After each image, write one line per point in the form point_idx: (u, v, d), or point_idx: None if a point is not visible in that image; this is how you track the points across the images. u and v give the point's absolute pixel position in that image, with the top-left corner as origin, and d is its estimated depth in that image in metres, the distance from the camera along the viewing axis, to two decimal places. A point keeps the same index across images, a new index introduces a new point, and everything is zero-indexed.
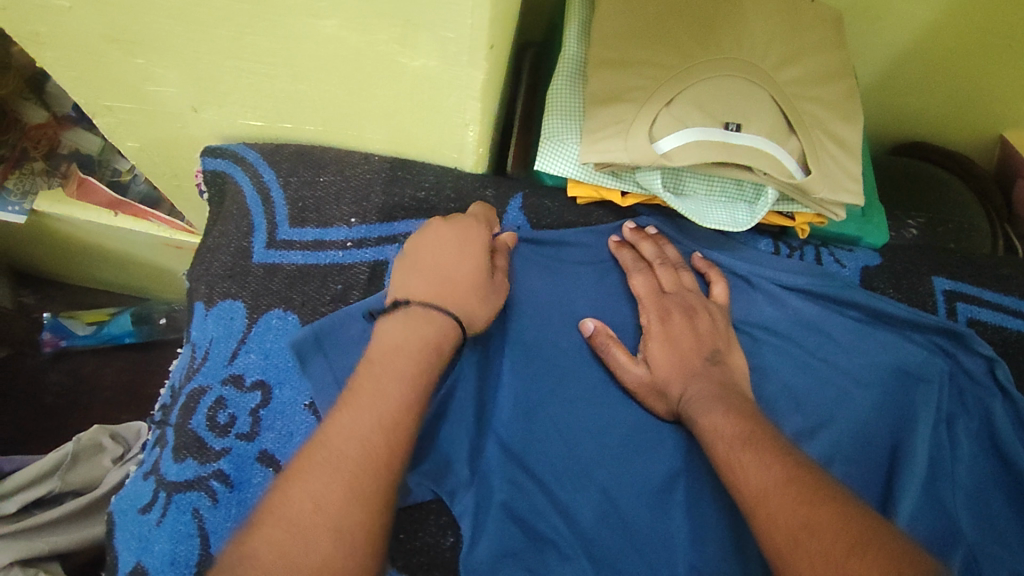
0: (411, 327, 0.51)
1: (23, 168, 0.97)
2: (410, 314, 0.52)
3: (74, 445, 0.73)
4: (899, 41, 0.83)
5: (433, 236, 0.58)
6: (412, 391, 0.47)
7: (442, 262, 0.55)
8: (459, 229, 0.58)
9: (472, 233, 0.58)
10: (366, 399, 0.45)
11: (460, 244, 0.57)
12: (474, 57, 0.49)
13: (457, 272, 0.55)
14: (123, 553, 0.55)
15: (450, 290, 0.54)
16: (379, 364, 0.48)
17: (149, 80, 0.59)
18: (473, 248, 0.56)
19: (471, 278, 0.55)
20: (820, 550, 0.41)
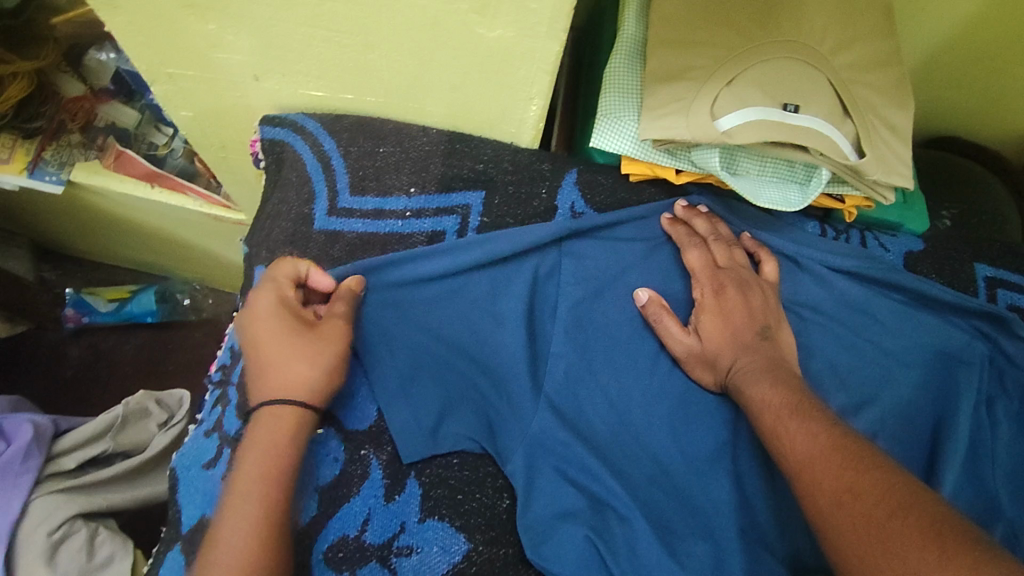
0: (265, 428, 0.51)
1: (59, 139, 0.91)
2: (263, 417, 0.51)
3: (124, 408, 0.76)
4: (939, 40, 0.81)
5: (252, 330, 0.55)
6: (275, 483, 0.49)
7: (265, 355, 0.53)
8: (270, 300, 0.56)
9: (282, 299, 0.56)
10: (240, 500, 0.48)
11: (266, 325, 0.54)
12: (552, 30, 0.51)
13: (274, 364, 0.53)
14: (187, 507, 0.56)
15: (293, 372, 0.52)
16: (250, 466, 0.49)
17: (216, 47, 0.58)
18: (281, 319, 0.54)
19: (297, 358, 0.53)
20: (863, 512, 0.42)
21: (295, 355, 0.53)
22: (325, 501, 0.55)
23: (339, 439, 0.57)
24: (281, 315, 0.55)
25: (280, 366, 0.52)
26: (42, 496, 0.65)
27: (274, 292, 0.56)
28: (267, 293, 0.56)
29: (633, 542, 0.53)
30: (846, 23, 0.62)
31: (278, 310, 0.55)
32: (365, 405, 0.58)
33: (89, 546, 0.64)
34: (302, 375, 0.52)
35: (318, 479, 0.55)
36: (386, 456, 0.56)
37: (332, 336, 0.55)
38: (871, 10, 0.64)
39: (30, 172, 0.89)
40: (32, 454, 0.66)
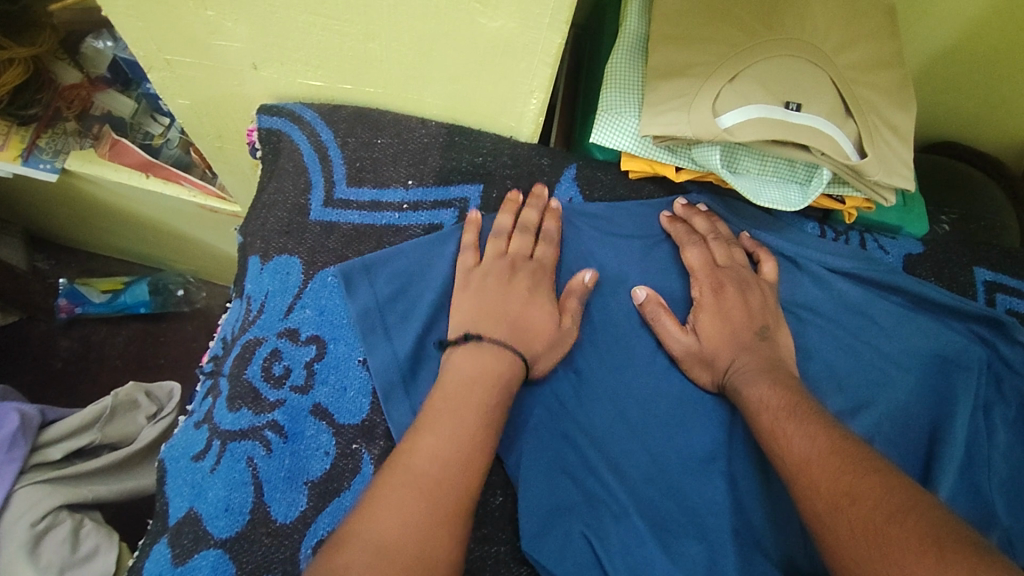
0: (484, 362, 0.54)
1: (54, 127, 0.91)
2: (488, 353, 0.54)
3: (112, 399, 0.75)
4: (938, 41, 0.78)
5: (449, 382, 0.53)
6: (496, 408, 0.52)
7: (511, 305, 0.57)
8: (475, 366, 0.53)
9: (490, 367, 0.53)
10: (458, 412, 0.50)
11: (528, 296, 0.58)
12: (555, 21, 0.50)
13: (537, 323, 0.57)
14: (175, 499, 0.55)
15: (493, 324, 0.56)
16: (474, 387, 0.52)
17: (216, 33, 0.57)
18: (494, 391, 0.52)
19: (552, 332, 0.58)
20: (860, 516, 0.41)
21: (516, 325, 0.56)
22: (316, 495, 0.54)
23: (330, 433, 0.56)
24: (492, 394, 0.52)
25: (500, 320, 0.56)
26: (27, 486, 0.64)
27: (483, 352, 0.54)
28: (470, 361, 0.54)
29: (627, 541, 0.53)
30: (852, 20, 0.62)
31: (491, 385, 0.53)
32: (357, 399, 0.57)
33: (73, 537, 0.63)
34: (547, 345, 0.57)
35: (309, 472, 0.55)
36: (378, 451, 0.56)
37: (573, 324, 0.59)
38: (875, 11, 0.64)
39: (25, 159, 0.87)
40: (17, 444, 0.66)
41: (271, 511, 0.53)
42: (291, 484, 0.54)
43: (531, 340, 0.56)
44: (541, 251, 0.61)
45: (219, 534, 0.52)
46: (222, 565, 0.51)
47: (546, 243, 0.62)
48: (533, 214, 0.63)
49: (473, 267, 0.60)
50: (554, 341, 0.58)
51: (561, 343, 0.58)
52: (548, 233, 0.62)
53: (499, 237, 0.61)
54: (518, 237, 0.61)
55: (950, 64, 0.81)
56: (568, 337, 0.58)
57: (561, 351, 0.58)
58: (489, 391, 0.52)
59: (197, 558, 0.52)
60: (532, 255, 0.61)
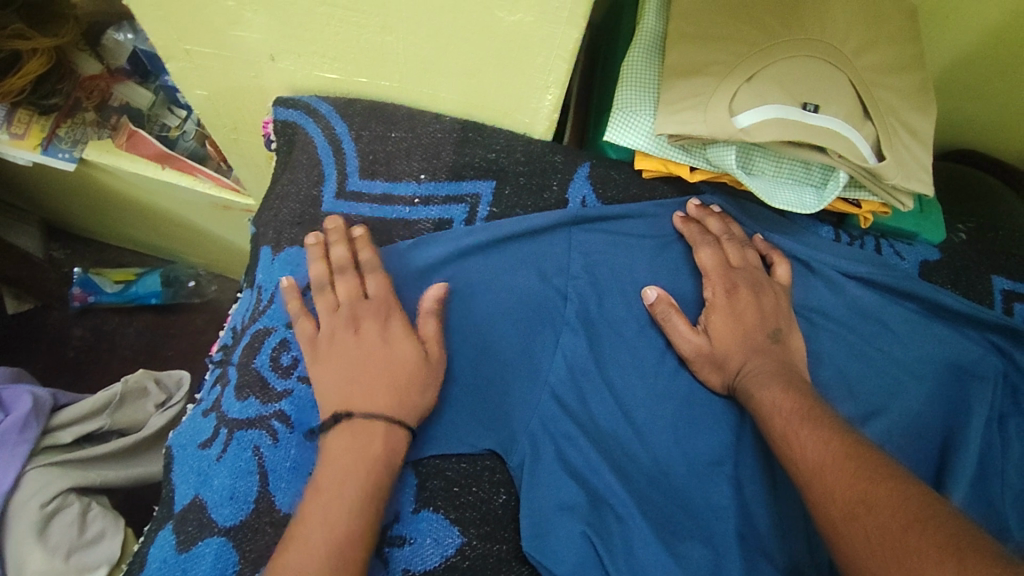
0: (354, 444, 0.50)
1: (74, 117, 0.91)
2: (353, 433, 0.50)
3: (122, 387, 0.76)
4: (961, 48, 0.76)
5: (322, 476, 0.49)
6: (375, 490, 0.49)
7: (366, 360, 0.53)
8: (350, 450, 0.49)
9: (367, 449, 0.50)
10: (330, 499, 0.47)
11: (383, 342, 0.54)
12: (572, 16, 0.50)
13: (402, 366, 0.53)
14: (181, 486, 0.56)
15: (356, 390, 0.52)
16: (345, 468, 0.48)
17: (234, 24, 0.57)
18: (369, 477, 0.49)
19: (418, 367, 0.54)
20: (876, 523, 0.41)
21: (391, 380, 0.53)
22: None
23: None
24: (372, 480, 0.49)
25: (373, 383, 0.52)
26: (37, 469, 0.65)
27: (356, 433, 0.50)
28: (342, 446, 0.50)
29: (632, 541, 0.52)
30: (872, 22, 0.61)
31: (365, 470, 0.49)
32: None
33: (81, 521, 0.64)
34: (422, 388, 0.54)
35: (314, 463, 0.55)
36: None
37: (438, 352, 0.56)
38: (896, 14, 0.63)
39: (44, 148, 0.88)
40: (28, 425, 0.67)
41: (277, 501, 0.53)
42: (297, 474, 0.54)
43: (407, 392, 0.53)
44: (373, 287, 0.57)
45: (224, 521, 0.53)
46: (225, 553, 0.52)
47: (376, 273, 0.58)
48: (342, 250, 0.59)
49: (315, 335, 0.56)
50: (427, 379, 0.54)
51: (435, 374, 0.55)
52: (370, 263, 0.58)
53: (324, 290, 0.58)
54: (342, 282, 0.57)
55: (975, 69, 0.78)
56: (435, 366, 0.55)
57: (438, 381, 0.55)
58: (368, 471, 0.49)
59: (200, 545, 0.52)
60: (365, 294, 0.57)
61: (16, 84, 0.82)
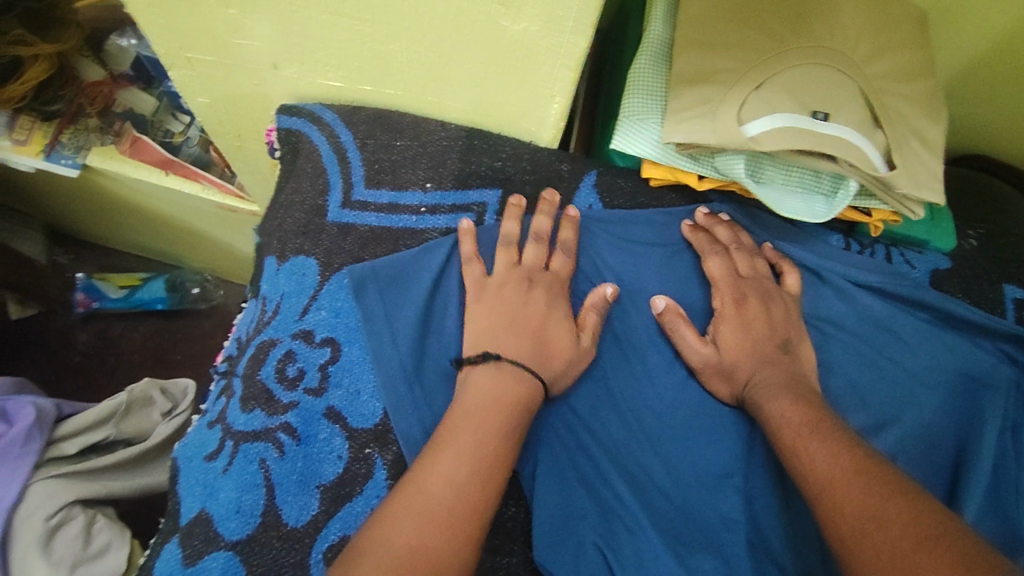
0: (500, 382, 0.51)
1: (77, 123, 0.91)
2: (500, 372, 0.52)
3: (129, 395, 0.76)
4: (971, 53, 0.75)
5: (467, 402, 0.50)
6: (511, 428, 0.49)
7: (524, 317, 0.55)
8: (497, 388, 0.51)
9: (509, 391, 0.51)
10: (473, 427, 0.48)
11: (547, 311, 0.56)
12: (580, 24, 0.49)
13: (556, 345, 0.55)
14: (187, 500, 0.55)
15: (510, 339, 0.54)
16: (488, 401, 0.50)
17: (237, 32, 0.56)
18: (512, 417, 0.50)
19: (570, 354, 0.56)
20: (887, 541, 0.40)
21: (537, 342, 0.54)
22: (327, 499, 0.54)
23: (344, 436, 0.55)
24: (511, 421, 0.49)
25: (522, 338, 0.54)
26: (42, 480, 0.64)
27: (504, 373, 0.52)
28: (491, 381, 0.51)
29: (642, 554, 0.52)
30: (881, 29, 0.60)
31: (508, 411, 0.50)
32: (371, 403, 0.56)
33: (85, 533, 0.63)
34: (565, 366, 0.55)
35: (321, 476, 0.54)
36: (390, 456, 0.55)
37: (592, 343, 0.57)
38: (906, 20, 0.62)
39: (47, 155, 0.88)
40: (32, 437, 0.66)
41: (283, 514, 0.53)
42: (303, 487, 0.54)
43: (550, 359, 0.54)
44: (556, 263, 0.60)
45: (231, 535, 0.52)
46: (232, 568, 0.51)
47: (560, 252, 0.61)
48: (545, 223, 0.61)
49: (484, 278, 0.58)
50: (573, 360, 0.56)
51: (580, 361, 0.56)
52: (541, 230, 0.61)
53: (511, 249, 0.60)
54: (534, 248, 0.60)
55: (985, 74, 0.77)
56: (588, 355, 0.57)
57: (578, 370, 0.56)
58: (508, 412, 0.50)
59: (207, 559, 0.52)
60: (548, 267, 0.60)
61: (19, 90, 0.82)
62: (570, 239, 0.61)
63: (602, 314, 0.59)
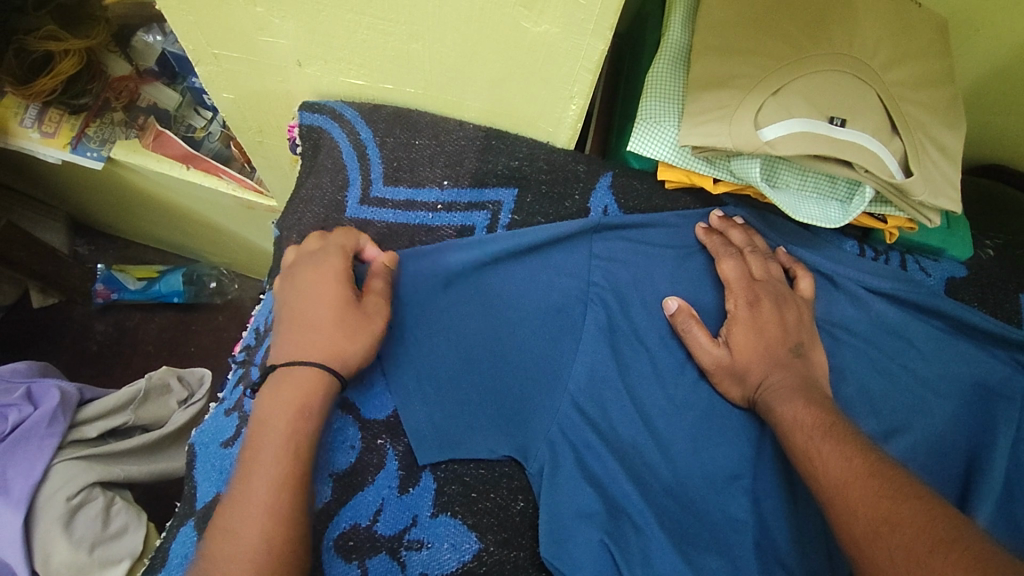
0: (283, 397, 0.50)
1: (102, 117, 0.92)
2: (286, 386, 0.50)
3: (146, 382, 0.77)
4: (995, 62, 0.74)
5: (256, 425, 0.49)
6: (301, 442, 0.49)
7: (301, 311, 0.54)
8: (281, 398, 0.50)
9: (291, 399, 0.50)
10: (258, 451, 0.48)
11: (309, 292, 0.54)
12: (599, 27, 0.50)
13: (325, 313, 0.53)
14: (203, 483, 0.57)
15: (289, 339, 0.53)
16: (276, 427, 0.49)
17: (264, 30, 0.57)
18: (299, 424, 0.49)
19: (344, 312, 0.53)
20: (900, 545, 0.40)
21: (311, 329, 0.53)
22: (340, 488, 0.54)
23: (357, 427, 0.56)
24: (298, 427, 0.49)
25: (304, 337, 0.52)
26: (64, 461, 0.66)
27: (288, 383, 0.50)
28: (277, 392, 0.50)
29: (651, 552, 0.52)
30: (901, 38, 0.60)
31: (291, 419, 0.49)
32: (386, 395, 0.58)
33: (104, 514, 0.65)
34: (344, 330, 0.53)
35: (334, 465, 0.55)
36: (402, 448, 0.56)
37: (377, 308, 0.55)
38: (926, 29, 0.62)
39: (73, 147, 0.90)
40: (56, 419, 0.68)
41: None
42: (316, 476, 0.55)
43: (319, 333, 0.52)
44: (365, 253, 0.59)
45: None
46: None
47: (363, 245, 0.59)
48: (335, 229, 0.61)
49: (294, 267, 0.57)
50: (361, 325, 0.54)
51: (367, 323, 0.54)
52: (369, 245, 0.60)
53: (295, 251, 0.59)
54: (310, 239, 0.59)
55: (1005, 84, 0.77)
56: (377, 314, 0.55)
57: (372, 330, 0.54)
58: (293, 422, 0.49)
59: None
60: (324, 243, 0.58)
61: (48, 84, 0.84)
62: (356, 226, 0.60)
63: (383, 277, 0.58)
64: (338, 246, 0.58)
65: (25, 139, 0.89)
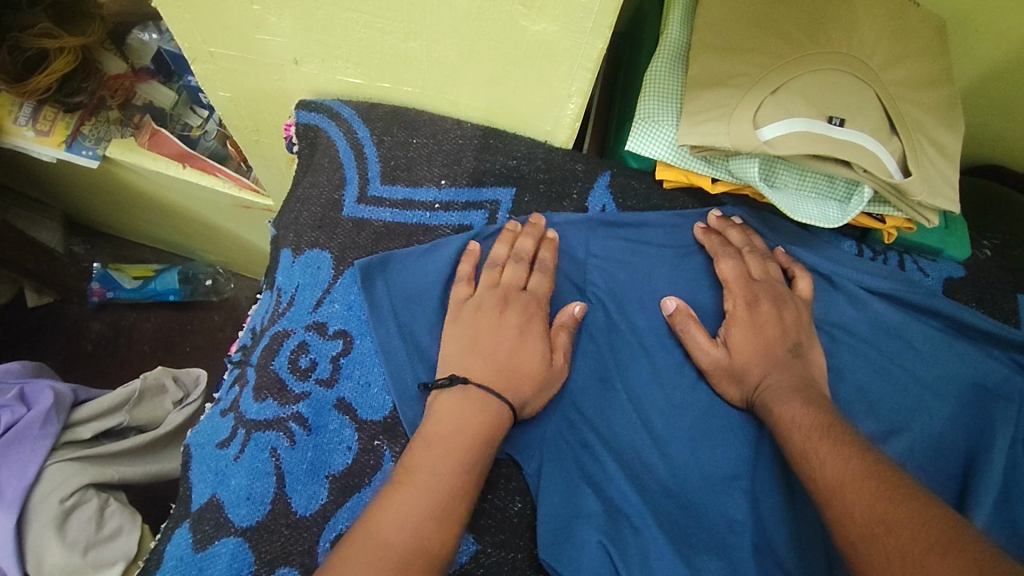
0: (466, 415, 0.51)
1: (98, 115, 0.92)
2: (467, 399, 0.52)
3: (141, 382, 0.77)
4: (994, 62, 0.74)
5: (432, 432, 0.51)
6: (474, 463, 0.50)
7: (506, 350, 0.55)
8: (460, 414, 0.51)
9: (475, 420, 0.51)
10: (440, 453, 0.49)
11: (518, 334, 0.56)
12: (598, 26, 0.50)
13: (526, 367, 0.55)
14: (199, 485, 0.56)
15: (476, 362, 0.54)
16: (454, 434, 0.50)
17: (260, 28, 0.57)
18: (473, 449, 0.50)
19: (540, 371, 0.55)
20: (897, 546, 0.40)
21: (507, 367, 0.54)
22: (336, 490, 0.54)
23: (353, 428, 0.56)
24: (474, 449, 0.50)
25: (487, 365, 0.54)
26: (57, 463, 0.66)
27: (469, 401, 0.52)
28: (459, 408, 0.52)
29: (649, 554, 0.52)
30: (899, 37, 0.60)
31: (470, 442, 0.50)
32: (382, 395, 0.57)
33: (98, 516, 0.65)
34: (536, 387, 0.55)
35: (331, 466, 0.55)
36: (399, 450, 0.55)
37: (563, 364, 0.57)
38: (924, 29, 0.62)
39: (68, 146, 0.89)
40: (49, 421, 0.68)
41: (292, 503, 0.54)
42: (313, 477, 0.54)
43: (518, 383, 0.54)
44: (534, 282, 0.59)
45: (241, 522, 0.53)
46: (241, 554, 0.52)
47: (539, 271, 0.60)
48: (528, 243, 0.61)
49: (466, 297, 0.59)
50: (546, 381, 0.55)
51: (549, 385, 0.56)
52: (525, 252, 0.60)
53: (492, 269, 0.60)
54: (512, 267, 0.59)
55: (1003, 85, 0.77)
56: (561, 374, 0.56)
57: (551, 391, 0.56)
58: (474, 444, 0.50)
59: (217, 545, 0.53)
60: (525, 285, 0.59)
61: (42, 82, 0.84)
62: (548, 258, 0.61)
63: (570, 334, 0.58)
64: (537, 291, 0.59)
65: (20, 137, 0.88)
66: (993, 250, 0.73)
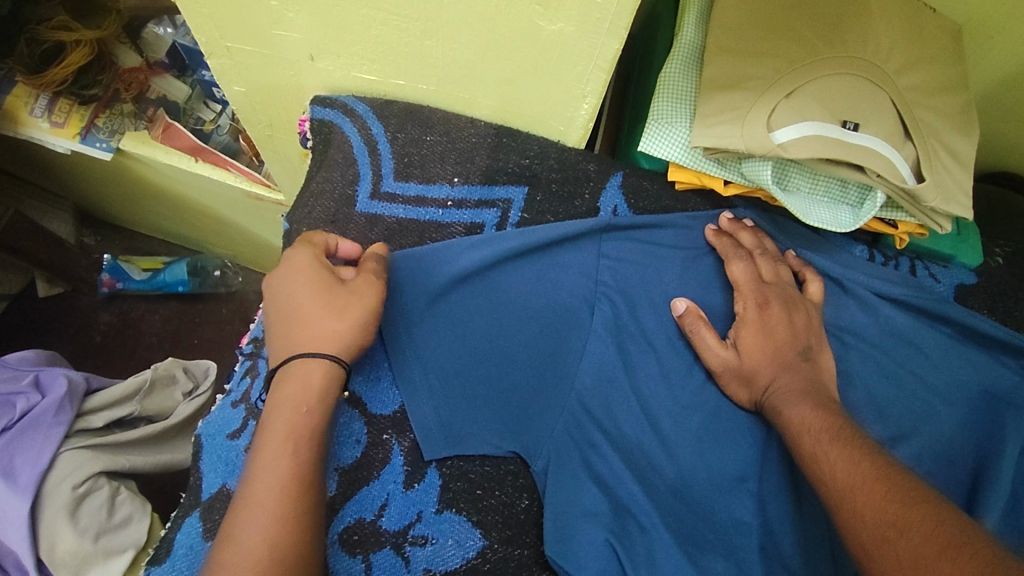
0: (287, 387, 0.50)
1: (112, 108, 0.91)
2: (287, 376, 0.50)
3: (152, 373, 0.78)
4: (1012, 68, 0.74)
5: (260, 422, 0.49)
6: (307, 430, 0.49)
7: (291, 307, 0.53)
8: (283, 391, 0.50)
9: (295, 389, 0.50)
10: (267, 440, 0.48)
11: (298, 285, 0.54)
12: (615, 26, 0.50)
13: (316, 305, 0.52)
14: (209, 475, 0.57)
15: (290, 335, 0.52)
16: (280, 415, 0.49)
17: (278, 23, 0.57)
18: (304, 411, 0.49)
19: (333, 302, 0.52)
20: (910, 549, 0.40)
21: (305, 317, 0.52)
22: (344, 483, 0.55)
23: (363, 422, 0.57)
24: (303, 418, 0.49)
25: (298, 328, 0.52)
26: (71, 450, 0.66)
27: (290, 373, 0.50)
28: (279, 386, 0.50)
29: (655, 551, 0.52)
30: (915, 43, 0.60)
31: (299, 407, 0.49)
32: (392, 389, 0.58)
33: (109, 504, 0.65)
34: (343, 315, 0.52)
35: (339, 459, 0.55)
36: (407, 443, 0.56)
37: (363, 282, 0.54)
38: (941, 36, 0.62)
39: (83, 138, 0.89)
40: (63, 408, 0.69)
41: None
42: None
43: (323, 325, 0.52)
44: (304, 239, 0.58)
45: None
46: None
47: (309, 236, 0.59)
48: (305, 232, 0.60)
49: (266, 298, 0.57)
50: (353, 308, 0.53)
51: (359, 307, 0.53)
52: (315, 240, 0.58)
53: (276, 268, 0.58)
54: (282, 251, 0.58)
55: (1020, 92, 0.76)
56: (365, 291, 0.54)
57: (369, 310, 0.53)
58: (301, 409, 0.49)
59: None
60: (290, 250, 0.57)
61: (59, 74, 0.85)
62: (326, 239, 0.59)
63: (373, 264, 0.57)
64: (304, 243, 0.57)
65: (34, 128, 0.88)
66: (1006, 258, 0.73)
